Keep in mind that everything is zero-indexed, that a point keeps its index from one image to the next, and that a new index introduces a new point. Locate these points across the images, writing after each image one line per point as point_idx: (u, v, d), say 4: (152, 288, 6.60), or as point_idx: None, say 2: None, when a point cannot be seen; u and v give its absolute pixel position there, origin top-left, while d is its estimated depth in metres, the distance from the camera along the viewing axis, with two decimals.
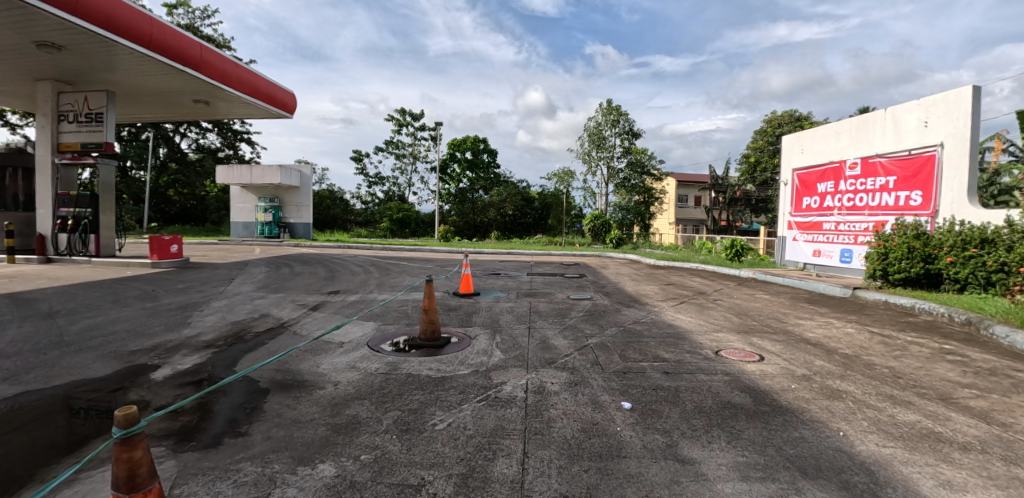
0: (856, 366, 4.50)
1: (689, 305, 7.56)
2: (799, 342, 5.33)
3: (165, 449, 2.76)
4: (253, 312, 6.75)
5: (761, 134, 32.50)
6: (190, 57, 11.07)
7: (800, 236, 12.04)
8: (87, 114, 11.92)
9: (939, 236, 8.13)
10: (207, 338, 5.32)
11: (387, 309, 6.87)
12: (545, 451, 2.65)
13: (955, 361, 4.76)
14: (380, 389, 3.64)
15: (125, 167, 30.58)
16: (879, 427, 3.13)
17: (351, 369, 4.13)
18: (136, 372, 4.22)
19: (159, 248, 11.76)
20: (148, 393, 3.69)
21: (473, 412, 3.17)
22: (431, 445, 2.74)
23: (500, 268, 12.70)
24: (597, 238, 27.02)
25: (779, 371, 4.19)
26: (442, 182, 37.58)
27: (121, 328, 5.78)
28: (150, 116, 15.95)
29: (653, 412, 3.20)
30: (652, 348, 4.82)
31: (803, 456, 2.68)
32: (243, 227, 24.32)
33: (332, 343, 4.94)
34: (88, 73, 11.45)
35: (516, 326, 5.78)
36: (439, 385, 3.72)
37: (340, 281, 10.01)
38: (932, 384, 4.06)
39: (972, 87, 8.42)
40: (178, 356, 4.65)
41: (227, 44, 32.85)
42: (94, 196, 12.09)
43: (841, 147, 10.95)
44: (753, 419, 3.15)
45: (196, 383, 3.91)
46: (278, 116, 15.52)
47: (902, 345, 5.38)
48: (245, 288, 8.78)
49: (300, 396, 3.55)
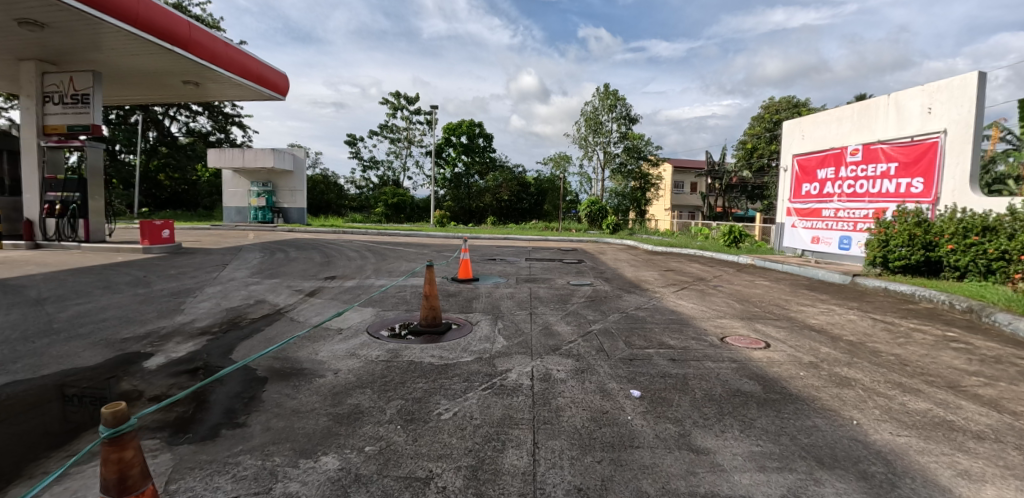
0: (862, 353, 4.47)
1: (690, 292, 7.50)
2: (803, 328, 5.31)
3: (160, 443, 2.69)
4: (247, 298, 6.61)
5: (760, 120, 32.19)
6: (178, 36, 10.70)
7: (799, 223, 11.95)
8: (73, 95, 11.60)
9: (940, 223, 8.08)
10: (202, 325, 5.23)
11: (386, 295, 6.77)
12: (555, 442, 2.57)
13: (958, 348, 4.74)
14: (382, 377, 3.55)
15: (114, 151, 30.22)
16: (892, 416, 3.07)
17: (350, 356, 4.03)
18: (128, 360, 4.12)
19: (150, 233, 11.55)
20: (142, 383, 3.58)
21: (479, 401, 3.09)
22: (437, 436, 2.66)
23: (497, 253, 12.61)
24: (593, 224, 27.01)
25: (786, 358, 4.14)
26: (438, 166, 37.27)
27: (112, 315, 5.64)
28: (139, 97, 15.56)
29: (663, 400, 3.13)
30: (657, 334, 4.76)
31: (819, 446, 2.62)
32: (235, 213, 24.00)
33: (331, 330, 4.84)
34: (73, 53, 11.10)
35: (518, 312, 5.70)
36: (442, 373, 3.63)
37: (336, 266, 9.91)
38: (939, 371, 4.03)
39: (978, 73, 8.34)
40: (172, 345, 4.53)
41: (216, 24, 32.15)
42: (82, 180, 11.87)
43: (842, 133, 10.88)
44: (764, 406, 3.09)
45: (190, 372, 3.79)
46: (269, 98, 15.15)
47: (905, 332, 5.36)
48: (239, 274, 8.67)
49: (299, 385, 3.45)
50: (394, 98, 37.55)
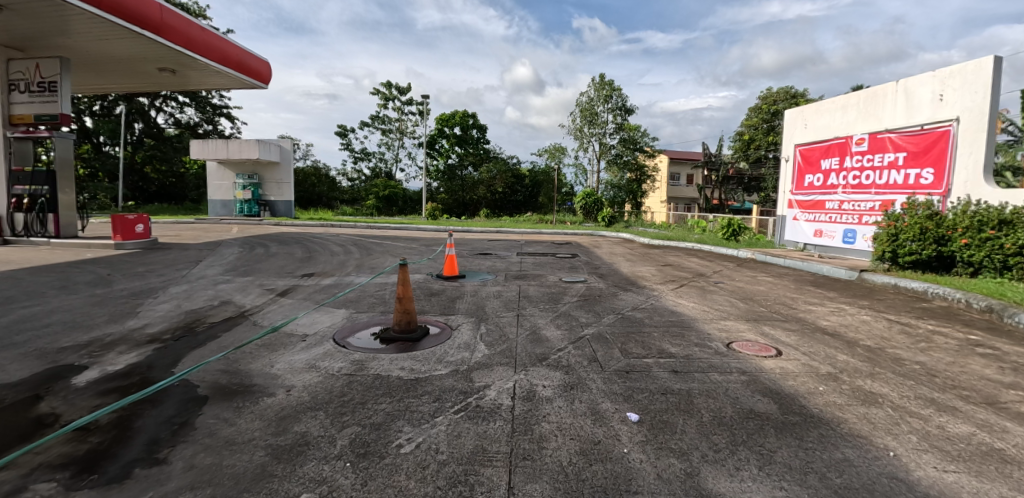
0: (882, 361, 4.03)
1: (689, 289, 7.06)
2: (814, 332, 4.86)
3: (55, 488, 2.19)
4: (212, 299, 6.09)
5: (756, 111, 31.60)
6: (147, 19, 9.99)
7: (801, 216, 11.51)
8: (40, 83, 10.98)
9: (953, 216, 7.64)
10: (153, 331, 4.70)
11: (363, 294, 6.28)
12: (535, 486, 2.11)
13: (986, 355, 4.31)
14: (340, 396, 3.07)
15: (98, 143, 29.44)
16: (932, 444, 2.63)
17: (309, 369, 3.54)
18: (57, 374, 3.60)
19: (123, 228, 10.98)
20: (62, 405, 3.07)
21: (448, 429, 2.61)
22: (392, 477, 2.18)
23: (488, 248, 12.12)
24: (589, 216, 26.53)
25: (802, 369, 3.68)
26: (430, 158, 36.62)
27: (57, 320, 5.10)
28: (114, 85, 14.84)
29: (664, 426, 2.67)
30: (656, 340, 4.29)
31: (854, 489, 2.17)
32: (221, 206, 23.41)
33: (294, 337, 4.34)
34: (39, 38, 10.46)
35: (503, 314, 5.22)
36: (410, 390, 3.14)
37: (317, 262, 9.39)
38: (971, 384, 3.59)
39: (993, 58, 7.90)
40: (112, 355, 4.01)
41: (202, 13, 31.27)
42: (51, 173, 11.16)
43: (848, 122, 10.41)
44: (782, 433, 2.64)
45: (122, 390, 3.28)
46: (252, 87, 14.48)
47: (924, 335, 4.93)
48: (211, 271, 8.13)
49: (242, 407, 2.95)
50: (385, 89, 36.83)
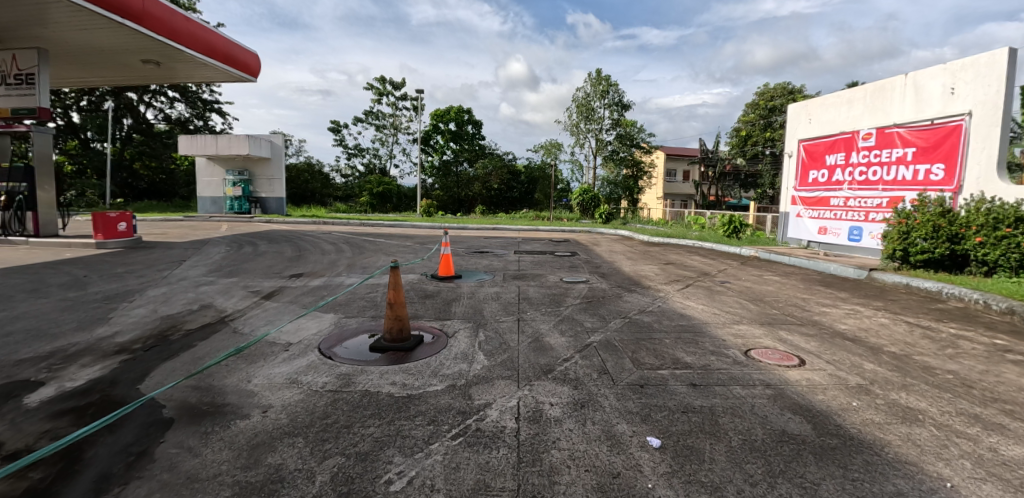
0: (912, 370, 3.73)
1: (696, 290, 6.76)
2: (834, 337, 4.57)
3: None
4: (192, 303, 5.72)
5: (754, 107, 31.42)
6: (129, 8, 9.50)
7: (805, 212, 11.24)
8: (17, 75, 10.55)
9: (967, 213, 7.38)
10: (123, 340, 4.33)
11: (353, 297, 5.92)
12: None
13: (1019, 361, 4.03)
14: (323, 418, 2.73)
15: (85, 138, 28.77)
16: (990, 472, 2.32)
17: (290, 385, 3.20)
18: (8, 392, 3.23)
19: (104, 227, 10.56)
20: (6, 430, 2.71)
21: (445, 460, 2.28)
22: None
23: (484, 246, 11.80)
24: (586, 213, 26.20)
25: (829, 381, 3.38)
26: (425, 154, 36.19)
27: (19, 328, 4.71)
28: (97, 78, 14.32)
29: (691, 453, 2.35)
30: (668, 348, 3.97)
31: None
32: (211, 203, 22.91)
33: (276, 346, 3.99)
34: (14, 28, 9.99)
35: (503, 319, 4.88)
36: (402, 410, 2.81)
37: (307, 261, 9.02)
38: (1013, 396, 3.30)
39: (1006, 50, 7.62)
40: (74, 369, 3.64)
41: (192, 7, 30.62)
42: (28, 170, 10.74)
43: (854, 116, 10.12)
44: (824, 460, 2.34)
45: (78, 412, 2.93)
46: (240, 80, 14.01)
47: (949, 339, 4.64)
48: (194, 272, 7.74)
49: (211, 432, 2.61)
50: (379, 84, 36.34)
